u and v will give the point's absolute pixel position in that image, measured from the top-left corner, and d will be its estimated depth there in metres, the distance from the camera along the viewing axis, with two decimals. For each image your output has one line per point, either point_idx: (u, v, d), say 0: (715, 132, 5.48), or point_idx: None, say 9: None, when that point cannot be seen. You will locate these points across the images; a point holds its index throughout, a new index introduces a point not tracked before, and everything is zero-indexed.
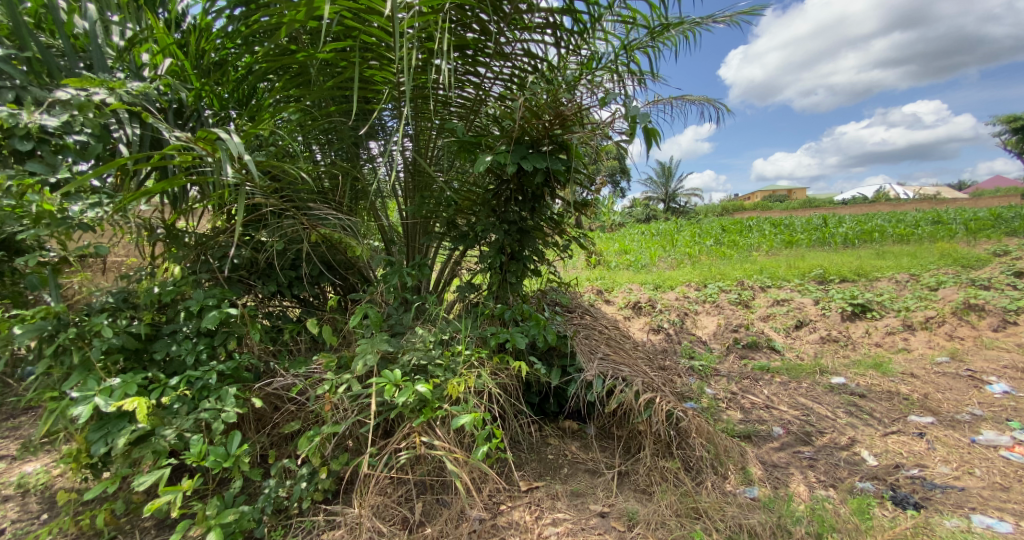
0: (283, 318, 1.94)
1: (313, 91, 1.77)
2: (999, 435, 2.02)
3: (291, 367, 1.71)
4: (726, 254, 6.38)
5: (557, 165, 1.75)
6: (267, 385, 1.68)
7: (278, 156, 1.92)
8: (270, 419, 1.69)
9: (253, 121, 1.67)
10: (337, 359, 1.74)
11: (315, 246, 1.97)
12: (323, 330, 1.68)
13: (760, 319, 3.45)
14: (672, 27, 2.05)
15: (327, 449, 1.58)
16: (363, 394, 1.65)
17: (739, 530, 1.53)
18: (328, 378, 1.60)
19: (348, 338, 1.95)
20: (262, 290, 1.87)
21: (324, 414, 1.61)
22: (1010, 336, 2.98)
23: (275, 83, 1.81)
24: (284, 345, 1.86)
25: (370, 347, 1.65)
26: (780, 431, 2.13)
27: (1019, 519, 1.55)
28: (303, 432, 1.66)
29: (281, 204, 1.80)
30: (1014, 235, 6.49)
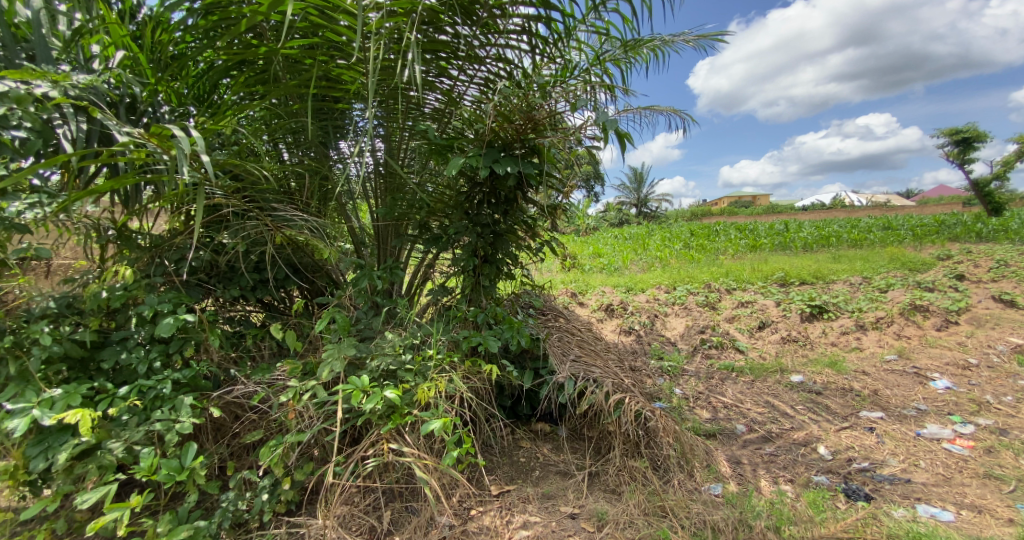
0: (245, 323, 1.86)
1: (279, 88, 1.73)
2: (942, 428, 2.14)
3: (254, 373, 1.65)
4: (694, 257, 6.56)
5: (529, 169, 1.74)
6: (227, 394, 1.62)
7: (241, 154, 1.86)
8: (229, 429, 1.63)
9: (215, 118, 1.61)
10: (303, 365, 1.69)
11: (280, 248, 1.91)
12: (288, 335, 1.63)
13: (726, 320, 3.56)
14: (643, 41, 2.10)
15: (291, 458, 1.53)
16: (329, 401, 1.61)
17: (704, 526, 1.56)
18: (293, 385, 1.55)
19: (315, 343, 1.90)
20: (223, 294, 1.78)
21: (288, 422, 1.57)
22: (952, 335, 3.17)
23: (237, 79, 1.75)
24: (246, 352, 1.80)
25: (337, 353, 1.61)
26: (743, 429, 2.19)
27: (959, 508, 1.64)
28: (265, 442, 1.61)
29: (243, 204, 1.74)
30: (955, 241, 6.90)
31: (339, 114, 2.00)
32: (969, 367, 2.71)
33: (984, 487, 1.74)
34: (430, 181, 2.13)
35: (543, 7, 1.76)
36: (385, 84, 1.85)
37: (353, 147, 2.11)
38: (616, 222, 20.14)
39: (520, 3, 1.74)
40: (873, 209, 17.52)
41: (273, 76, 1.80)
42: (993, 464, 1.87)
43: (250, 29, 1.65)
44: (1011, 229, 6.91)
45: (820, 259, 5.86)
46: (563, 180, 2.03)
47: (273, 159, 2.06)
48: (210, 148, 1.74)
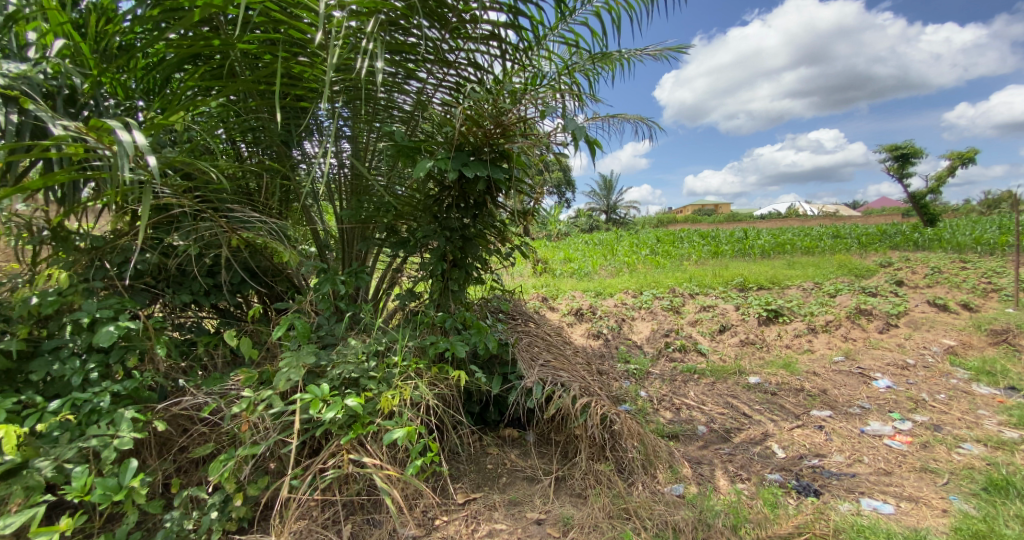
0: (197, 330, 1.78)
1: (236, 83, 1.67)
2: (883, 425, 2.26)
3: (204, 383, 1.57)
4: (659, 262, 6.73)
5: (497, 173, 1.75)
6: (174, 405, 1.54)
7: (193, 152, 1.79)
8: (175, 443, 1.55)
9: (166, 113, 1.55)
10: (258, 374, 1.63)
11: (236, 251, 1.84)
12: (243, 343, 1.56)
13: (689, 324, 3.66)
14: (611, 54, 2.16)
15: (244, 473, 1.47)
16: (286, 412, 1.56)
17: (665, 527, 1.59)
18: (247, 395, 1.49)
19: (273, 351, 1.84)
20: (171, 299, 1.70)
21: (240, 434, 1.51)
22: (892, 336, 3.36)
23: (191, 72, 1.69)
24: (197, 361, 1.72)
25: (295, 362, 1.56)
26: (703, 430, 2.25)
27: (899, 501, 1.73)
28: (215, 456, 1.54)
29: (196, 205, 1.68)
30: (895, 249, 7.38)
31: (303, 113, 1.95)
32: (907, 366, 2.88)
33: (920, 480, 1.85)
34: (399, 184, 2.10)
35: (513, 13, 1.77)
36: (349, 84, 1.82)
37: (318, 148, 2.06)
38: (585, 227, 20.41)
39: (490, 9, 1.75)
40: (824, 218, 18.44)
41: (231, 71, 1.74)
42: (929, 458, 1.98)
43: (206, 22, 1.59)
44: (943, 238, 7.41)
45: (775, 265, 6.12)
46: (532, 185, 2.04)
47: (232, 157, 1.99)
48: (159, 145, 1.66)
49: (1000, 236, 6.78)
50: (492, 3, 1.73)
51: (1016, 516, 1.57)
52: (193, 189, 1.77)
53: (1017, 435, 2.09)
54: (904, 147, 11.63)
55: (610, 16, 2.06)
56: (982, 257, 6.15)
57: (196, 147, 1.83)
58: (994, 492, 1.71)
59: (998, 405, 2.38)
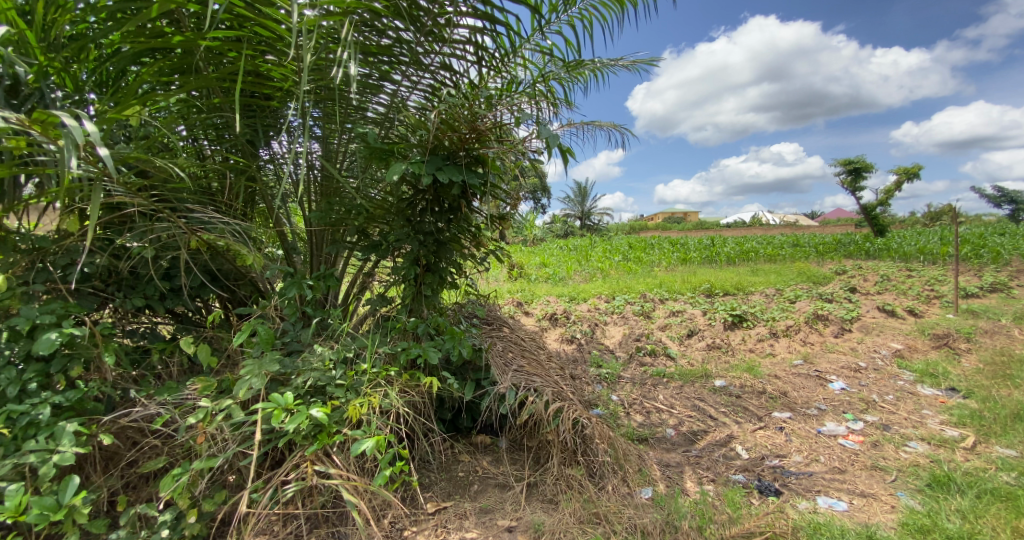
0: (151, 336, 1.70)
1: (199, 79, 1.62)
2: (838, 426, 2.36)
3: (158, 393, 1.50)
4: (631, 269, 6.85)
5: (473, 178, 1.74)
6: (122, 417, 1.47)
7: (150, 149, 1.73)
8: (123, 457, 1.48)
9: (121, 108, 1.48)
10: (217, 383, 1.57)
11: (196, 253, 1.77)
12: (201, 350, 1.50)
13: (659, 328, 3.74)
14: (584, 64, 2.20)
15: (199, 487, 1.41)
16: (246, 423, 1.51)
17: (634, 530, 1.61)
18: (205, 406, 1.43)
19: (234, 359, 1.78)
20: (122, 304, 1.62)
21: (196, 447, 1.45)
22: (846, 340, 3.51)
23: (149, 66, 1.62)
24: (150, 369, 1.65)
25: (257, 370, 1.51)
26: (672, 433, 2.30)
27: (852, 498, 1.80)
28: (168, 470, 1.47)
29: (152, 204, 1.61)
30: (850, 258, 7.75)
31: (271, 112, 1.90)
32: (860, 369, 3.02)
33: (871, 477, 1.93)
34: (372, 187, 2.07)
35: (489, 20, 1.79)
36: (320, 85, 1.79)
37: (287, 148, 2.02)
38: (560, 233, 20.64)
39: (466, 14, 1.76)
40: (786, 228, 19.14)
41: (194, 67, 1.69)
42: (879, 456, 2.08)
43: (165, 15, 1.54)
44: (892, 247, 7.82)
45: (740, 272, 6.32)
46: (508, 191, 2.05)
47: (193, 155, 1.92)
48: (112, 140, 1.59)
49: (942, 245, 7.20)
50: (468, 9, 1.74)
51: (957, 511, 1.66)
52: (149, 188, 1.70)
53: (958, 433, 2.21)
54: (856, 162, 12.24)
55: (583, 27, 2.11)
56: (925, 266, 6.52)
57: (154, 143, 1.76)
58: (938, 488, 1.80)
59: (940, 405, 2.52)
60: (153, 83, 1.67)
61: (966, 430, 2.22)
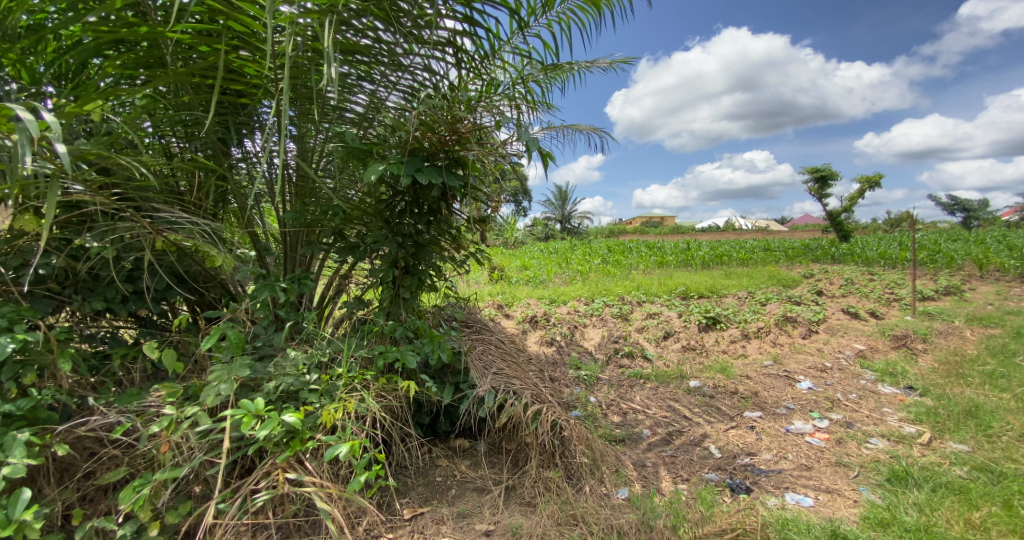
0: (112, 341, 1.65)
1: (168, 74, 1.59)
2: (805, 424, 2.44)
3: (118, 401, 1.46)
4: (609, 271, 6.95)
5: (453, 181, 1.75)
6: (79, 426, 1.43)
7: (113, 146, 1.67)
8: (80, 468, 1.43)
9: (83, 101, 1.44)
10: (183, 389, 1.54)
11: (161, 255, 1.72)
12: (166, 355, 1.46)
13: (636, 330, 3.81)
14: (561, 66, 2.25)
15: (162, 498, 1.38)
16: (214, 430, 1.48)
17: (611, 530, 1.63)
18: (169, 413, 1.40)
19: (201, 364, 1.75)
20: (81, 308, 1.57)
21: (159, 456, 1.42)
22: (814, 341, 3.63)
23: (112, 58, 1.58)
24: (111, 375, 1.60)
25: (226, 376, 1.48)
26: (648, 433, 2.34)
27: (817, 494, 1.87)
28: (128, 481, 1.43)
29: (114, 202, 1.56)
30: (818, 263, 8.02)
31: (244, 109, 1.87)
32: (825, 369, 3.13)
33: (836, 473, 2.00)
34: (350, 188, 2.05)
35: (469, 23, 1.81)
36: (297, 83, 1.78)
37: (260, 147, 2.00)
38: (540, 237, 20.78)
39: (446, 17, 1.78)
40: (759, 233, 19.64)
41: (161, 61, 1.66)
42: (842, 453, 2.16)
43: (131, 6, 1.50)
44: (856, 252, 8.13)
45: (714, 275, 6.47)
46: (489, 193, 2.07)
47: (159, 152, 1.87)
48: (70, 135, 1.53)
49: (902, 250, 7.51)
50: (448, 11, 1.76)
51: (914, 504, 1.74)
52: (111, 186, 1.65)
53: (915, 430, 2.31)
54: (823, 170, 12.65)
55: (561, 30, 2.15)
56: (886, 270, 6.80)
57: (118, 140, 1.71)
58: (896, 483, 1.88)
59: (899, 402, 2.63)
60: (117, 76, 1.62)
61: (922, 426, 2.33)
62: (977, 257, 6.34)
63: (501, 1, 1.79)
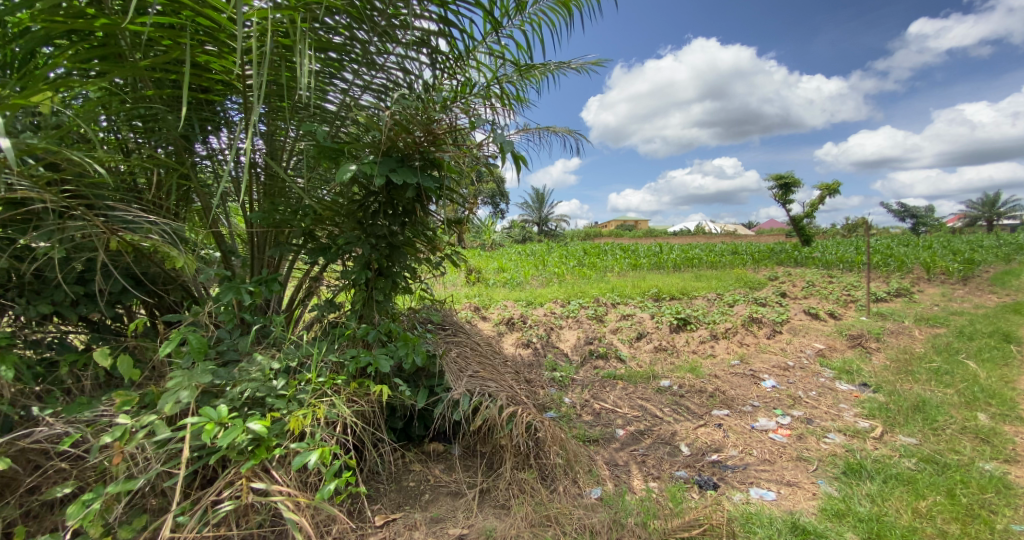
0: (60, 347, 1.59)
1: (126, 66, 1.54)
2: (769, 421, 2.53)
3: (66, 411, 1.41)
4: (585, 273, 7.06)
5: (427, 181, 1.76)
6: (24, 438, 1.38)
7: (63, 140, 1.61)
8: (24, 481, 1.38)
9: (29, 93, 1.38)
10: (138, 397, 1.49)
11: (116, 256, 1.66)
12: (121, 362, 1.42)
13: (610, 331, 3.88)
14: (535, 67, 2.29)
15: (114, 513, 1.34)
16: (172, 440, 1.44)
17: (584, 530, 1.67)
18: (123, 423, 1.35)
19: (159, 371, 1.70)
20: (25, 312, 1.50)
21: (112, 469, 1.38)
22: (777, 341, 3.77)
23: (64, 49, 1.51)
24: (58, 384, 1.55)
25: (186, 383, 1.44)
26: (621, 433, 2.39)
27: (779, 487, 1.95)
28: (78, 495, 1.39)
29: (65, 200, 1.50)
30: (782, 265, 8.33)
31: (209, 106, 1.83)
32: (788, 367, 3.25)
33: (796, 468, 2.09)
34: (321, 187, 2.04)
35: (444, 23, 1.83)
36: (267, 79, 1.76)
37: (226, 144, 1.96)
38: (516, 239, 20.87)
39: (421, 17, 1.79)
40: (728, 236, 20.20)
41: (120, 53, 1.60)
42: (803, 447, 2.25)
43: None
44: (817, 255, 8.47)
45: (686, 278, 6.64)
46: (465, 195, 2.09)
47: (115, 148, 1.81)
48: (17, 127, 1.46)
49: (859, 254, 7.86)
50: (423, 11, 1.78)
51: (867, 495, 1.83)
52: (60, 182, 1.58)
53: (869, 424, 2.43)
54: (787, 177, 13.09)
55: (534, 32, 2.20)
56: (845, 273, 7.11)
57: (69, 134, 1.64)
58: (851, 475, 1.98)
59: (854, 399, 2.76)
60: (69, 67, 1.56)
61: (876, 421, 2.45)
62: (925, 260, 6.69)
63: (475, 2, 1.82)
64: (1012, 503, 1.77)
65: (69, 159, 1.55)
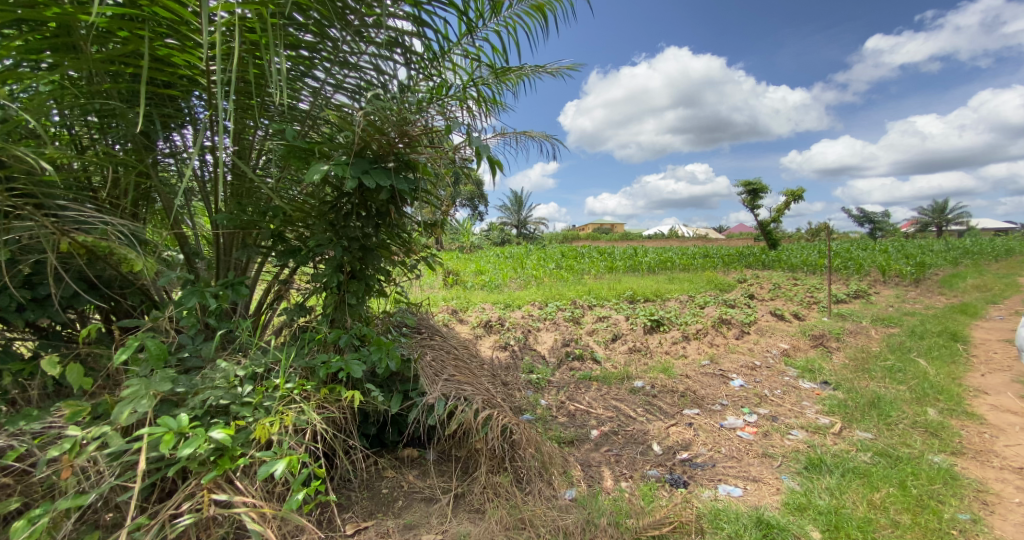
0: (5, 355, 1.52)
1: (81, 59, 1.50)
2: (737, 419, 2.60)
3: (10, 422, 1.36)
4: (563, 276, 7.13)
5: (401, 184, 1.75)
6: None
7: (11, 136, 1.54)
8: None
9: None
10: (91, 407, 1.44)
11: (67, 258, 1.60)
12: (70, 372, 1.35)
13: (587, 333, 3.93)
14: (510, 70, 2.32)
15: (63, 529, 1.30)
16: (128, 451, 1.40)
17: (558, 531, 1.69)
18: (73, 435, 1.31)
19: (114, 379, 1.65)
20: None
21: (60, 483, 1.33)
22: (745, 342, 3.88)
23: (13, 39, 1.46)
24: (3, 394, 1.49)
25: (143, 391, 1.40)
26: (595, 433, 2.43)
27: (746, 483, 2.01)
28: (23, 512, 1.34)
29: (11, 199, 1.44)
30: (752, 268, 8.58)
31: (172, 102, 1.79)
32: (755, 367, 3.36)
33: (762, 464, 2.16)
34: (292, 188, 2.01)
35: (417, 23, 1.84)
36: (235, 75, 1.73)
37: (191, 142, 1.92)
38: (495, 242, 20.92)
39: (395, 16, 1.80)
40: (700, 239, 20.65)
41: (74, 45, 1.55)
42: (768, 444, 2.33)
43: None
44: (784, 258, 8.75)
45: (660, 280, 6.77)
46: (439, 198, 2.09)
47: (67, 144, 1.75)
48: None
49: (822, 257, 8.16)
50: (397, 11, 1.78)
51: (826, 488, 1.91)
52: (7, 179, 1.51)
53: (829, 420, 2.53)
54: (754, 183, 13.50)
55: (509, 35, 2.22)
56: (810, 275, 7.37)
57: (17, 128, 1.57)
58: (812, 470, 2.05)
59: (816, 396, 2.87)
60: (18, 58, 1.49)
61: (835, 417, 2.55)
62: (882, 262, 7.00)
63: (449, 2, 1.83)
64: (958, 493, 1.87)
65: (15, 156, 1.48)
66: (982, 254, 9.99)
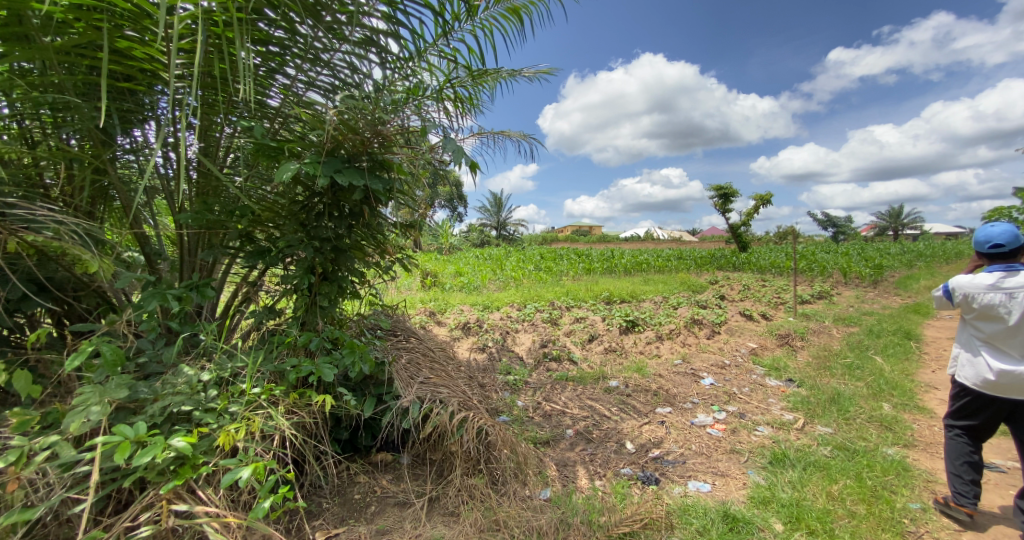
0: None
1: (33, 49, 1.44)
2: (707, 417, 2.66)
3: None
4: (542, 277, 7.19)
5: (376, 184, 1.73)
6: None
7: None
8: None
9: None
10: (40, 416, 1.39)
11: (16, 258, 1.54)
12: (18, 379, 1.30)
13: (564, 334, 3.97)
14: (487, 72, 2.33)
15: None
16: (80, 462, 1.35)
17: (531, 531, 1.70)
18: (20, 445, 1.26)
19: (66, 386, 1.59)
20: None
21: (6, 497, 1.27)
22: (716, 341, 3.98)
23: None
24: None
25: (97, 398, 1.36)
26: (569, 433, 2.45)
27: (714, 479, 2.06)
28: None
29: None
30: (723, 270, 8.79)
31: (132, 97, 1.75)
32: (725, 365, 3.44)
33: (730, 460, 2.21)
34: (262, 187, 1.97)
35: (391, 22, 1.84)
36: (200, 70, 1.70)
37: (154, 139, 1.87)
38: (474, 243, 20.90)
39: (369, 15, 1.80)
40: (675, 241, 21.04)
41: (26, 34, 1.49)
42: (736, 441, 2.39)
43: None
44: (754, 261, 8.99)
45: (636, 281, 6.88)
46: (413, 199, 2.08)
47: (18, 138, 1.68)
48: None
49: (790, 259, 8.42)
50: (370, 10, 1.78)
51: (789, 482, 1.97)
52: None
53: (793, 416, 2.61)
54: (726, 187, 13.83)
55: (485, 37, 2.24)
56: (779, 276, 7.60)
57: None
58: (777, 464, 2.12)
59: (782, 393, 2.96)
60: None
61: (799, 413, 2.63)
62: (843, 264, 7.28)
63: (424, 2, 1.84)
64: (909, 484, 1.96)
65: None
66: (934, 255, 10.57)
